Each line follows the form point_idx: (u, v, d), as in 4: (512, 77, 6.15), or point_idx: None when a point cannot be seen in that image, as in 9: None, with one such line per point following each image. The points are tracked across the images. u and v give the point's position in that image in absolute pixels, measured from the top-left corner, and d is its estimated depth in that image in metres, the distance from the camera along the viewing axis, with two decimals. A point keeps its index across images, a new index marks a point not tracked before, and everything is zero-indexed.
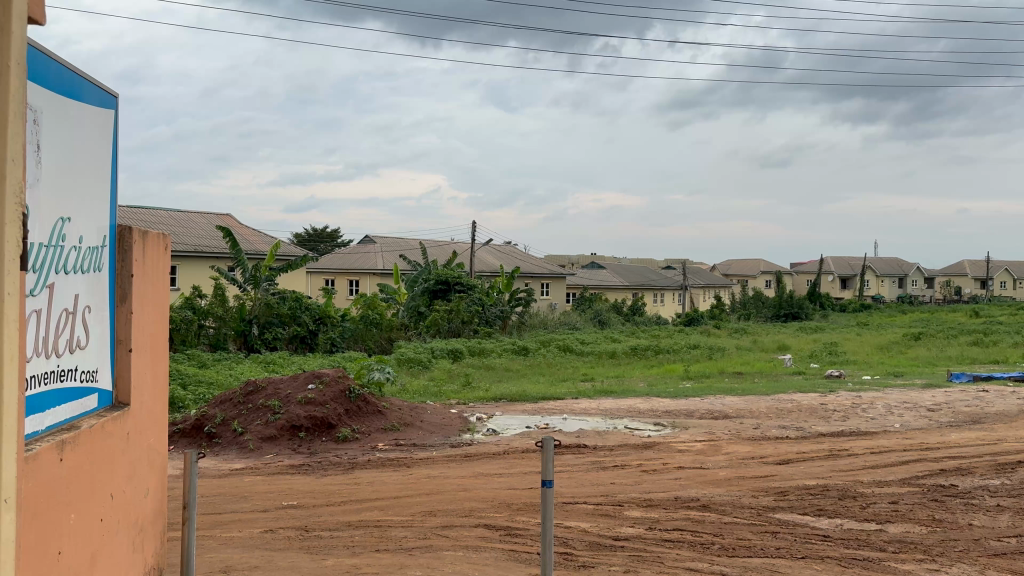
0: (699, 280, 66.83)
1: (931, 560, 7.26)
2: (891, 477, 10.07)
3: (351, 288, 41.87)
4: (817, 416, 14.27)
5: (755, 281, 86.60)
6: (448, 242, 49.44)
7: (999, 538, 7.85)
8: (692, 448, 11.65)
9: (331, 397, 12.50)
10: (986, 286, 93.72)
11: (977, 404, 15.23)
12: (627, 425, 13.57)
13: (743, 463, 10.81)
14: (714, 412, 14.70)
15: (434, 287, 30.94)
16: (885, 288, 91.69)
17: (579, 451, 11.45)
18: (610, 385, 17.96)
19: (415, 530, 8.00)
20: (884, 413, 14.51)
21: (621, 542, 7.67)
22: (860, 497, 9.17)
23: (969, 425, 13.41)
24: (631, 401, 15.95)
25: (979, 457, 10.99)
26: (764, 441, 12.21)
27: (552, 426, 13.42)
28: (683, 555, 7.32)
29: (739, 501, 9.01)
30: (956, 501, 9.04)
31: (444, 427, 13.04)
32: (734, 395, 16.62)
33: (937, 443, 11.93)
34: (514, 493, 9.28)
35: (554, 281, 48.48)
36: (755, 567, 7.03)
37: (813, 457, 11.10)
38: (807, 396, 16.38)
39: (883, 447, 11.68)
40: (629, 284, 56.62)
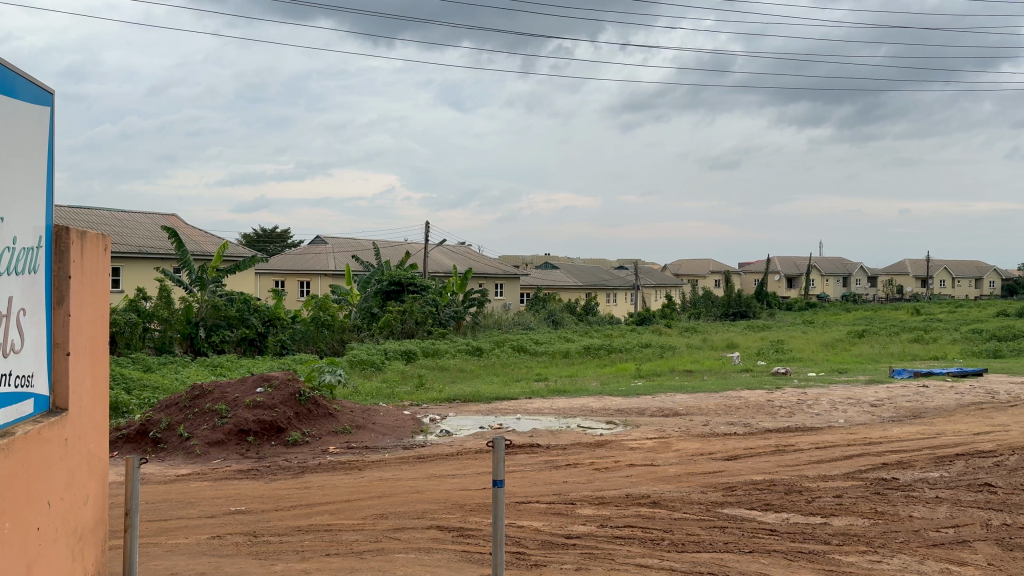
0: (651, 280, 67.58)
1: (874, 552, 7.46)
2: (835, 471, 10.31)
3: (302, 289, 41.32)
4: (764, 412, 14.56)
5: (705, 280, 87.96)
6: (401, 242, 49.21)
7: (937, 528, 8.10)
8: (644, 446, 11.78)
9: (281, 400, 12.31)
10: (927, 285, 96.57)
11: (917, 399, 15.70)
12: (580, 424, 13.65)
13: (692, 459, 10.95)
14: (665, 409, 14.89)
15: (387, 288, 30.82)
16: (830, 287, 93.97)
17: (532, 451, 11.47)
18: (563, 385, 18.05)
19: (366, 533, 7.92)
20: (829, 408, 14.86)
21: (573, 540, 7.70)
22: (805, 492, 9.37)
23: (909, 420, 13.81)
24: (584, 400, 16.05)
25: (919, 451, 11.32)
26: (713, 438, 12.39)
27: (506, 426, 13.41)
28: (634, 551, 7.38)
29: (689, 497, 9.14)
30: (897, 493, 9.30)
31: (396, 429, 12.95)
32: (684, 393, 16.87)
33: (879, 437, 12.26)
34: (467, 493, 9.27)
35: (508, 281, 48.54)
36: (704, 562, 7.12)
37: (760, 453, 11.31)
38: (755, 393, 16.70)
39: (827, 442, 11.96)
40: (583, 284, 56.96)
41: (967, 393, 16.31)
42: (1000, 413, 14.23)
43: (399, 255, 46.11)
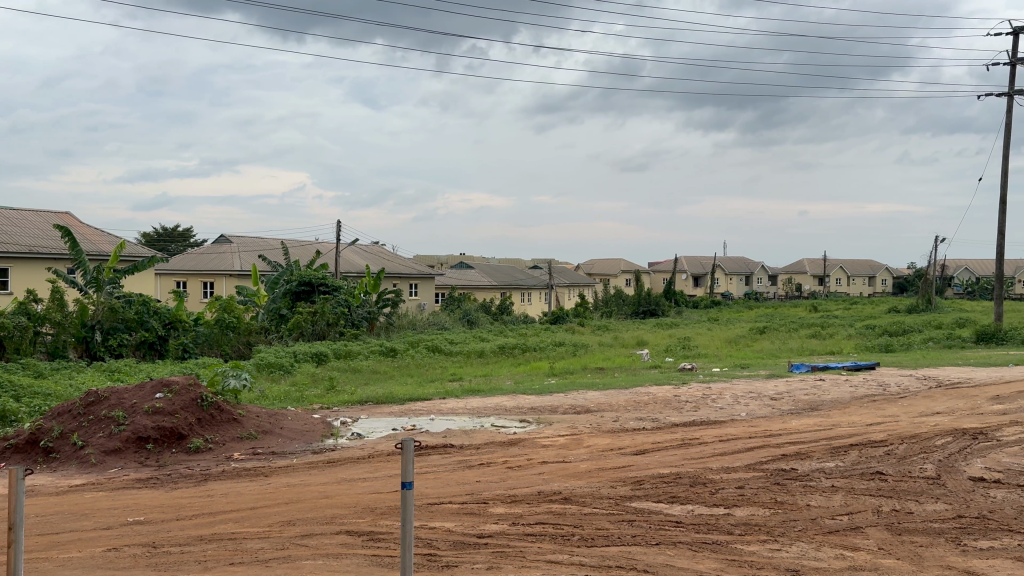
0: (564, 279, 68.32)
1: (773, 540, 7.74)
2: (737, 463, 10.66)
3: (205, 290, 39.98)
4: (671, 407, 14.95)
5: (617, 280, 89.79)
6: (311, 242, 48.26)
7: (833, 516, 8.47)
8: (556, 443, 11.91)
9: (181, 405, 11.83)
10: (824, 283, 101.24)
11: (814, 392, 16.43)
12: (493, 423, 13.68)
13: (603, 455, 11.12)
14: (576, 406, 15.09)
15: (297, 288, 30.18)
16: (734, 286, 97.33)
17: (444, 451, 11.42)
18: (476, 385, 18.00)
19: (272, 541, 7.71)
20: (732, 402, 15.37)
21: (484, 539, 7.70)
22: (709, 484, 9.66)
23: (807, 412, 14.44)
24: (498, 399, 16.09)
25: (816, 442, 11.84)
26: (623, 433, 12.61)
27: (419, 428, 13.29)
28: (545, 548, 7.45)
29: (599, 492, 9.29)
30: (796, 483, 9.68)
31: (305, 433, 12.66)
32: (595, 390, 17.16)
33: (779, 429, 12.76)
34: (378, 496, 9.16)
35: (422, 281, 48.22)
36: (612, 556, 7.23)
37: (667, 446, 11.60)
38: (663, 388, 17.12)
39: (730, 435, 12.36)
40: (497, 284, 57.06)
41: (861, 386, 17.18)
42: (890, 404, 15.04)
43: (309, 254, 45.23)
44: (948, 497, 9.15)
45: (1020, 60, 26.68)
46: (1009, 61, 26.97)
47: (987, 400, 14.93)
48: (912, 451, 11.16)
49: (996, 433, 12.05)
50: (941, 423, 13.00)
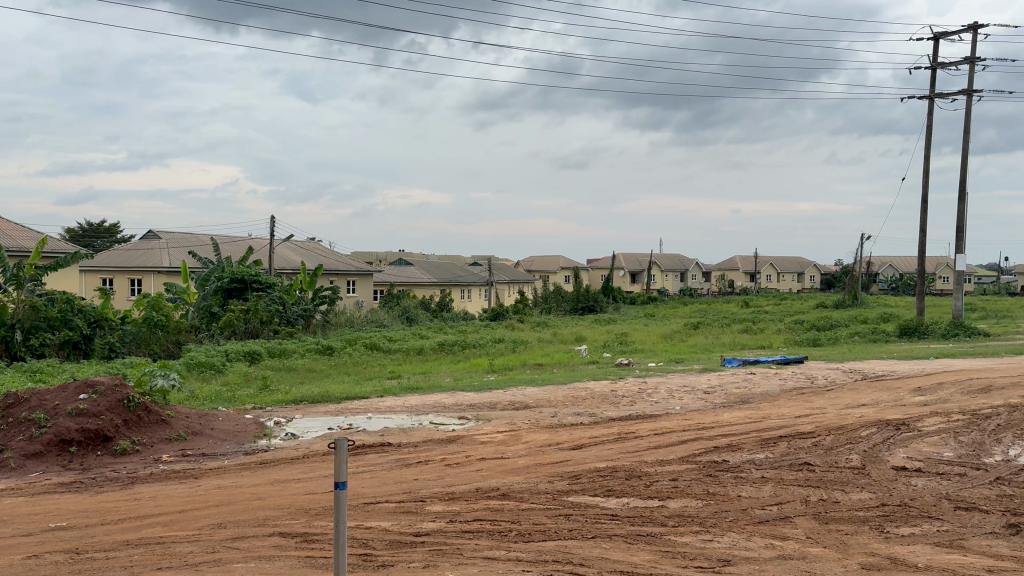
0: (503, 276, 68.42)
1: (706, 531, 7.91)
2: (671, 455, 10.85)
3: (133, 287, 38.78)
4: (608, 402, 15.11)
5: (555, 277, 90.44)
6: (244, 238, 47.25)
7: (763, 507, 8.69)
8: (495, 439, 11.92)
9: (107, 407, 11.44)
10: (755, 278, 103.93)
11: (745, 385, 16.86)
12: (432, 420, 13.61)
13: (541, 450, 11.18)
14: (515, 402, 15.13)
15: (228, 286, 29.49)
16: (670, 282, 99.07)
17: (381, 450, 11.31)
18: (414, 383, 17.89)
19: (202, 544, 7.53)
20: (667, 397, 15.62)
21: (421, 537, 7.66)
22: (644, 476, 9.80)
23: (738, 405, 14.79)
24: (436, 396, 16.03)
25: (747, 434, 12.13)
26: (561, 429, 12.70)
27: (355, 426, 13.12)
28: (482, 544, 7.45)
29: (536, 487, 9.33)
30: (727, 475, 9.91)
31: (237, 434, 12.39)
32: (533, 385, 17.27)
33: (712, 422, 13.04)
34: (312, 497, 9.02)
35: (360, 278, 47.60)
36: (549, 550, 7.28)
37: (604, 441, 11.73)
38: (600, 383, 17.33)
39: (665, 428, 12.58)
40: (436, 281, 56.78)
41: (789, 379, 17.70)
42: (818, 396, 15.53)
43: (241, 250, 44.25)
44: (872, 486, 9.49)
45: (940, 64, 27.78)
46: (930, 64, 28.05)
47: (909, 392, 15.55)
48: (838, 442, 11.54)
49: (917, 424, 12.55)
50: (866, 414, 13.48)
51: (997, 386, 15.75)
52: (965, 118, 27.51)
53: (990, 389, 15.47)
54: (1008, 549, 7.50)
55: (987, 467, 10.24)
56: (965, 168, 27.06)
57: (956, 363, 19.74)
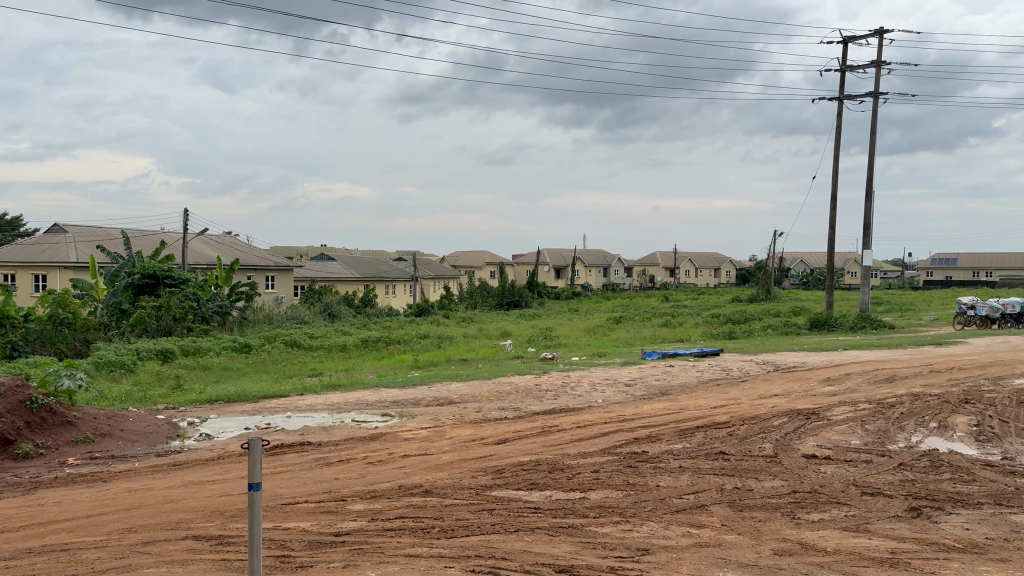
0: (428, 271, 68.05)
1: (625, 521, 8.05)
2: (594, 448, 11.00)
3: (37, 284, 36.95)
4: (531, 396, 15.22)
5: (480, 272, 90.71)
6: (157, 232, 45.63)
7: (680, 496, 8.90)
8: (419, 436, 11.84)
9: (7, 409, 10.87)
10: (675, 274, 106.46)
11: (664, 378, 17.25)
12: (353, 418, 13.43)
13: (465, 446, 11.16)
14: (438, 398, 15.08)
15: (140, 282, 28.44)
16: (592, 277, 100.47)
17: (301, 449, 11.09)
18: (335, 380, 17.61)
19: (111, 550, 7.23)
20: (590, 390, 15.82)
21: (342, 537, 7.54)
22: (567, 469, 9.91)
23: (657, 397, 15.11)
24: (358, 393, 15.82)
25: (666, 425, 12.41)
26: (485, 424, 12.72)
27: (274, 426, 12.82)
28: (403, 542, 7.39)
29: (460, 482, 9.31)
30: (647, 465, 10.12)
31: (149, 435, 11.95)
32: (457, 381, 17.24)
33: (632, 414, 13.29)
34: (228, 498, 8.77)
35: (280, 274, 46.55)
36: (472, 545, 7.27)
37: (527, 435, 11.79)
38: (525, 377, 17.46)
39: (587, 421, 12.74)
40: (359, 276, 55.99)
41: (706, 370, 18.21)
42: (733, 387, 16.03)
43: (153, 245, 42.70)
44: (783, 474, 9.83)
45: (848, 67, 28.88)
46: (840, 67, 29.12)
47: (818, 382, 16.19)
48: (752, 431, 11.91)
49: (826, 413, 13.07)
50: (779, 404, 13.96)
51: (899, 375, 16.55)
52: (871, 119, 28.69)
53: (893, 378, 16.25)
54: (909, 531, 7.88)
55: (891, 454, 10.74)
56: (871, 168, 28.25)
57: (862, 354, 20.63)
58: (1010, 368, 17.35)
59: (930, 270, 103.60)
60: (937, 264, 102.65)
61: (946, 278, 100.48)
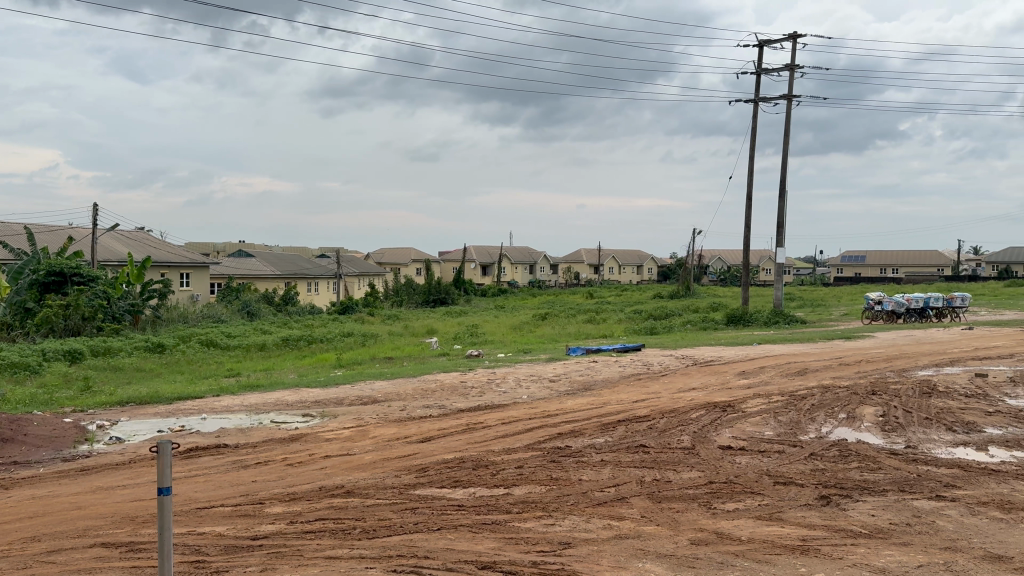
0: (352, 268, 67.16)
1: (548, 516, 8.12)
2: (518, 444, 11.05)
3: None
4: (457, 393, 15.19)
5: (406, 269, 90.19)
6: (64, 227, 43.64)
7: (602, 489, 9.03)
8: (341, 436, 11.66)
9: None
10: (599, 271, 107.98)
11: (588, 373, 17.47)
12: (272, 419, 13.13)
13: (388, 445, 11.06)
14: (362, 397, 14.89)
15: (45, 279, 27.16)
16: (518, 274, 100.99)
17: (217, 452, 10.78)
18: (253, 381, 17.16)
19: (11, 560, 6.87)
20: (515, 386, 15.91)
21: (259, 540, 7.37)
22: (491, 465, 9.93)
23: (581, 392, 15.29)
24: (279, 393, 15.47)
25: (589, 419, 12.57)
26: (409, 422, 12.63)
27: (188, 428, 12.40)
28: (323, 544, 7.27)
29: (382, 482, 9.21)
30: (570, 459, 10.22)
31: (55, 440, 11.42)
32: (381, 379, 17.07)
33: (557, 409, 13.41)
34: (140, 504, 8.45)
35: (196, 271, 45.14)
36: (393, 545, 7.21)
37: (452, 432, 11.76)
38: (449, 375, 17.43)
39: (511, 417, 12.79)
40: (280, 273, 54.80)
41: (628, 365, 18.54)
42: (654, 381, 16.39)
43: (60, 241, 40.82)
44: (701, 465, 10.08)
45: (763, 70, 29.77)
46: (755, 70, 30.00)
47: (734, 375, 16.68)
48: (672, 424, 12.19)
49: (742, 405, 13.47)
50: (697, 397, 14.31)
51: (810, 368, 17.19)
52: (785, 121, 29.63)
53: (805, 371, 16.87)
54: (818, 519, 8.19)
55: (802, 444, 11.15)
56: (785, 169, 29.21)
57: (776, 348, 21.34)
58: (912, 360, 18.25)
59: (841, 268, 107.96)
60: (847, 261, 107.08)
61: (856, 275, 104.87)
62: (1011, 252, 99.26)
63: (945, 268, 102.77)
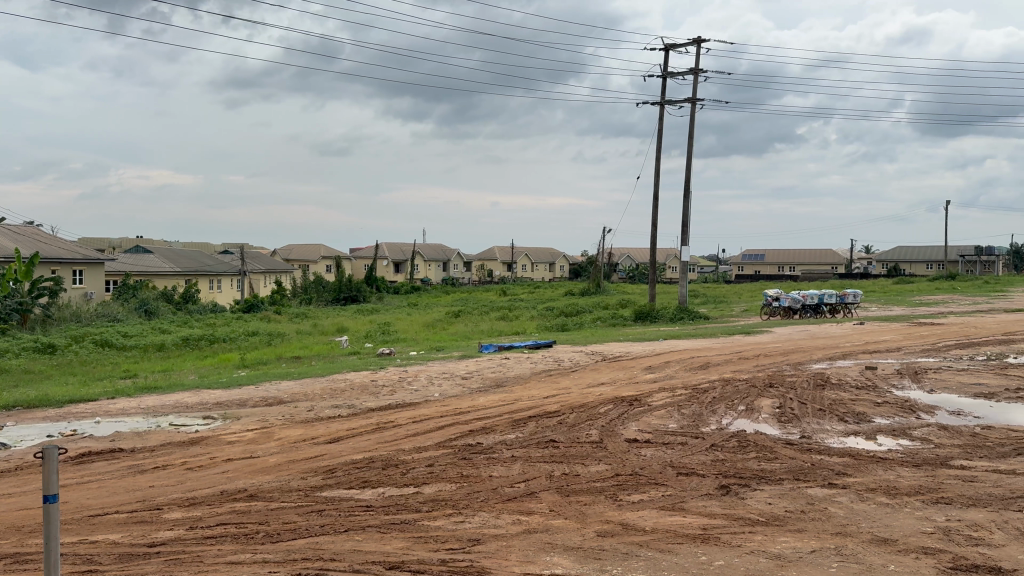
0: (258, 265, 65.37)
1: (458, 513, 8.13)
2: (428, 442, 11.01)
3: None
4: (367, 392, 15.02)
5: (316, 266, 88.52)
6: None
7: (511, 484, 9.11)
8: (244, 438, 11.37)
9: None
10: (512, 268, 108.61)
11: (500, 370, 17.57)
12: (171, 422, 12.67)
13: (294, 447, 10.83)
14: (267, 398, 14.54)
15: None
16: (432, 271, 100.49)
17: (112, 457, 10.33)
18: (151, 382, 16.52)
19: None
20: (427, 383, 15.89)
21: (156, 547, 7.11)
22: (401, 464, 9.87)
23: (493, 389, 15.37)
24: (179, 395, 14.95)
25: (500, 416, 12.64)
26: (317, 422, 12.41)
27: (80, 433, 11.83)
28: (225, 549, 7.07)
29: (287, 485, 9.02)
30: (480, 456, 10.26)
31: None
32: (288, 379, 16.71)
33: (468, 406, 13.44)
34: (26, 513, 8.01)
35: (89, 268, 43.03)
36: (298, 549, 7.08)
37: (360, 432, 11.62)
38: (360, 373, 17.22)
39: (422, 415, 12.74)
40: (181, 270, 52.81)
41: (540, 362, 18.74)
42: (564, 377, 16.64)
43: None
44: (608, 458, 10.29)
45: (669, 73, 30.59)
46: (661, 73, 30.81)
47: (641, 370, 17.11)
48: (581, 418, 12.40)
49: (647, 399, 13.83)
50: (605, 392, 14.59)
51: (712, 362, 17.78)
52: (689, 124, 30.52)
53: (707, 365, 17.43)
54: (719, 508, 8.49)
55: (704, 436, 11.52)
56: (690, 170, 30.09)
57: (680, 344, 21.99)
58: (807, 353, 19.16)
59: (743, 265, 112.10)
60: (748, 260, 111.16)
61: (757, 272, 109.12)
62: (897, 250, 105.22)
63: (839, 266, 108.10)
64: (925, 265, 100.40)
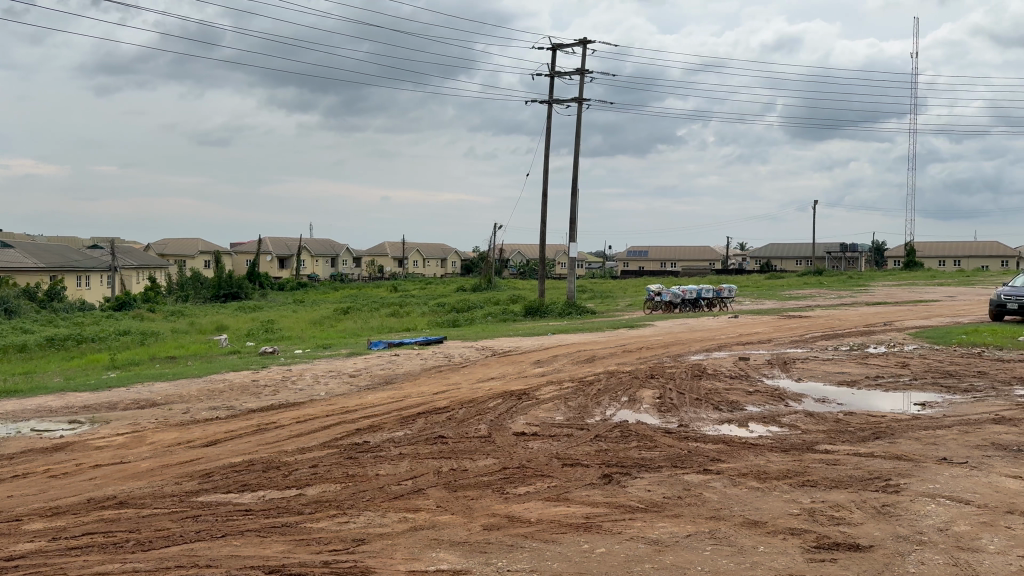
0: (131, 261, 62.11)
1: (343, 514, 8.02)
2: (312, 442, 10.79)
3: None
4: (248, 392, 14.56)
5: (194, 262, 84.88)
6: None
7: (398, 482, 9.06)
8: (114, 443, 10.80)
9: None
10: (403, 264, 107.62)
11: (389, 367, 17.40)
12: (33, 427, 11.90)
13: (168, 451, 10.39)
14: (140, 400, 13.87)
15: None
16: (319, 267, 98.26)
17: None
18: (10, 385, 15.45)
19: None
20: (312, 382, 15.57)
21: (15, 561, 6.67)
22: (282, 466, 9.63)
23: (381, 386, 15.22)
24: (40, 399, 14.03)
25: (387, 413, 12.54)
26: (193, 425, 11.94)
27: None
28: (91, 560, 6.72)
29: (160, 491, 8.66)
30: (366, 455, 10.16)
31: None
32: (162, 380, 16.00)
33: (355, 405, 13.26)
34: None
35: None
36: (171, 556, 6.82)
37: (240, 434, 11.26)
38: (240, 373, 16.65)
39: (307, 415, 12.48)
40: (45, 266, 49.48)
41: (430, 358, 18.68)
42: (452, 372, 16.67)
43: None
44: (495, 452, 10.40)
45: (557, 72, 31.05)
46: (549, 72, 31.25)
47: (530, 364, 17.35)
48: (469, 413, 12.47)
49: (535, 393, 14.03)
50: (494, 387, 14.72)
51: (598, 356, 18.22)
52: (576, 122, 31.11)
53: (593, 358, 17.87)
54: (601, 497, 8.74)
55: (588, 427, 11.81)
56: (577, 168, 30.67)
57: (567, 338, 22.44)
58: (686, 345, 19.95)
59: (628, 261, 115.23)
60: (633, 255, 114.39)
61: (641, 267, 112.47)
62: (770, 247, 110.72)
63: (718, 261, 112.94)
64: (795, 262, 106.13)
